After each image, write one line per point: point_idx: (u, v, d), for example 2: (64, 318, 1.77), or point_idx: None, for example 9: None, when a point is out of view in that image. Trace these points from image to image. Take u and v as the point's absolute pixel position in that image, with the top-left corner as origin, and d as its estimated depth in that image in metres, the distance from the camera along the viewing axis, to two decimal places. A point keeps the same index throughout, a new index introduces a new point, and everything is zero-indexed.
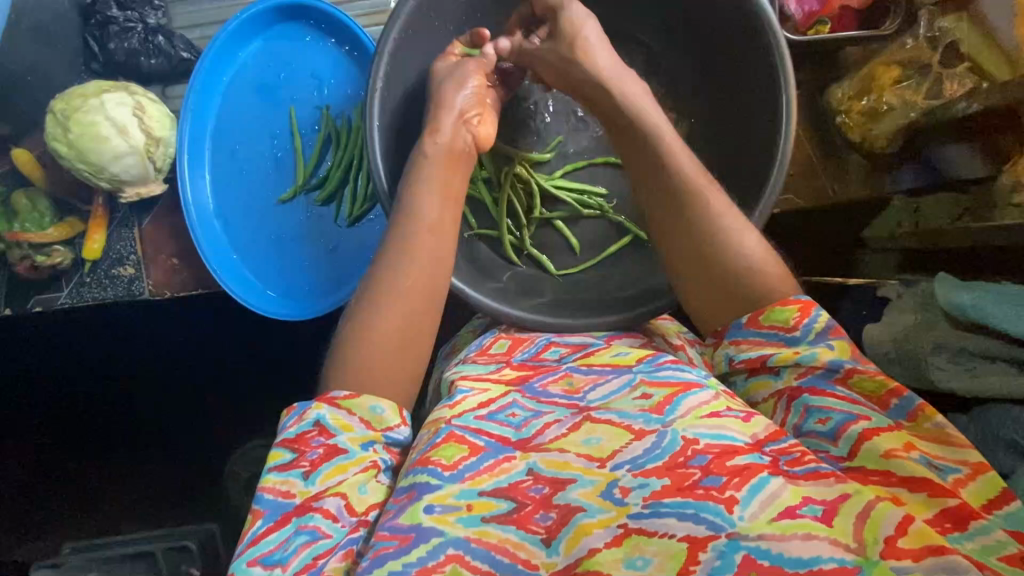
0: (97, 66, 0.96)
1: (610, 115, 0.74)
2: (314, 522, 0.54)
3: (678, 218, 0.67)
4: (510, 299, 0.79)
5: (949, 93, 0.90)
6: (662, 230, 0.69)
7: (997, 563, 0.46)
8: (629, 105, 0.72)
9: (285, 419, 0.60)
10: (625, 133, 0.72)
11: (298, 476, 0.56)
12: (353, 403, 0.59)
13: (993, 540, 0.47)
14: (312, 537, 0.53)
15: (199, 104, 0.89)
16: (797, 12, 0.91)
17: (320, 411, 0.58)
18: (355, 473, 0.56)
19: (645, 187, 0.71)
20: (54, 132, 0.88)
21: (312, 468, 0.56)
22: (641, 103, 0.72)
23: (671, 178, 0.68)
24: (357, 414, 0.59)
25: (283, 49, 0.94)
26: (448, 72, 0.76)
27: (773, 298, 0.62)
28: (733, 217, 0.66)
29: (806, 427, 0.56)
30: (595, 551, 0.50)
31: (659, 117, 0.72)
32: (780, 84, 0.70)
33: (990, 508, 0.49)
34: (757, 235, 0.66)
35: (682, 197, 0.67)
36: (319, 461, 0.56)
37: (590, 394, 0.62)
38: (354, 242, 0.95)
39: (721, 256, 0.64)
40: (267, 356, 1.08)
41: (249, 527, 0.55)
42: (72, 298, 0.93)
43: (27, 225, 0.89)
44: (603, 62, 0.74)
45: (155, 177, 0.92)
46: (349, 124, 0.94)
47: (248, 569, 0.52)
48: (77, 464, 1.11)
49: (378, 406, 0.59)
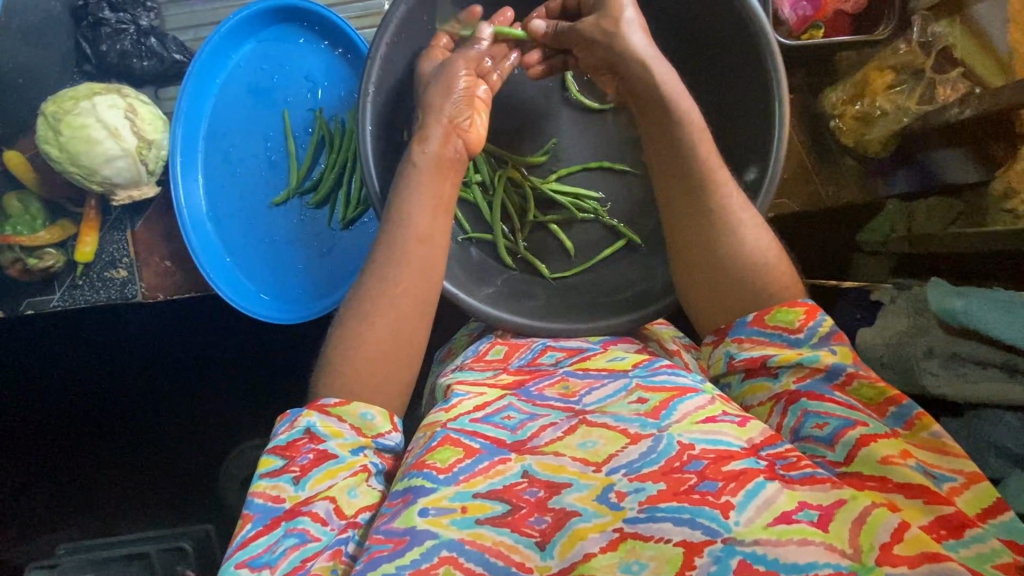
0: (90, 68, 0.96)
1: (642, 95, 0.70)
2: (304, 525, 0.54)
3: (691, 217, 0.67)
4: (504, 304, 0.79)
5: (942, 97, 0.90)
6: (672, 229, 0.69)
7: (992, 571, 0.46)
8: (653, 91, 0.69)
9: (277, 426, 0.60)
10: (649, 127, 0.70)
11: (288, 481, 0.56)
12: (344, 411, 0.59)
13: (986, 548, 0.47)
14: (300, 540, 0.53)
15: (192, 107, 0.89)
16: (791, 16, 0.90)
17: (311, 419, 0.58)
18: (345, 477, 0.56)
19: (662, 188, 0.69)
20: (45, 135, 0.88)
21: (302, 474, 0.56)
22: (670, 82, 0.69)
23: (676, 180, 0.68)
24: (348, 421, 0.59)
25: (277, 51, 0.93)
26: (435, 71, 0.74)
27: (784, 299, 0.63)
28: (739, 213, 0.66)
29: (803, 432, 0.57)
30: (591, 556, 0.50)
31: (687, 102, 0.69)
32: (773, 92, 0.70)
33: (985, 516, 0.49)
34: (767, 232, 0.66)
35: (696, 197, 0.66)
36: (309, 466, 0.56)
37: (585, 398, 0.62)
38: (348, 245, 0.94)
39: (724, 256, 0.65)
40: (262, 358, 1.07)
41: (239, 530, 0.55)
42: (65, 301, 0.94)
43: (19, 228, 0.90)
44: (641, 42, 0.69)
45: (147, 180, 0.93)
46: (344, 126, 0.93)
47: (236, 571, 0.52)
48: (71, 459, 1.10)
49: (368, 413, 0.60)
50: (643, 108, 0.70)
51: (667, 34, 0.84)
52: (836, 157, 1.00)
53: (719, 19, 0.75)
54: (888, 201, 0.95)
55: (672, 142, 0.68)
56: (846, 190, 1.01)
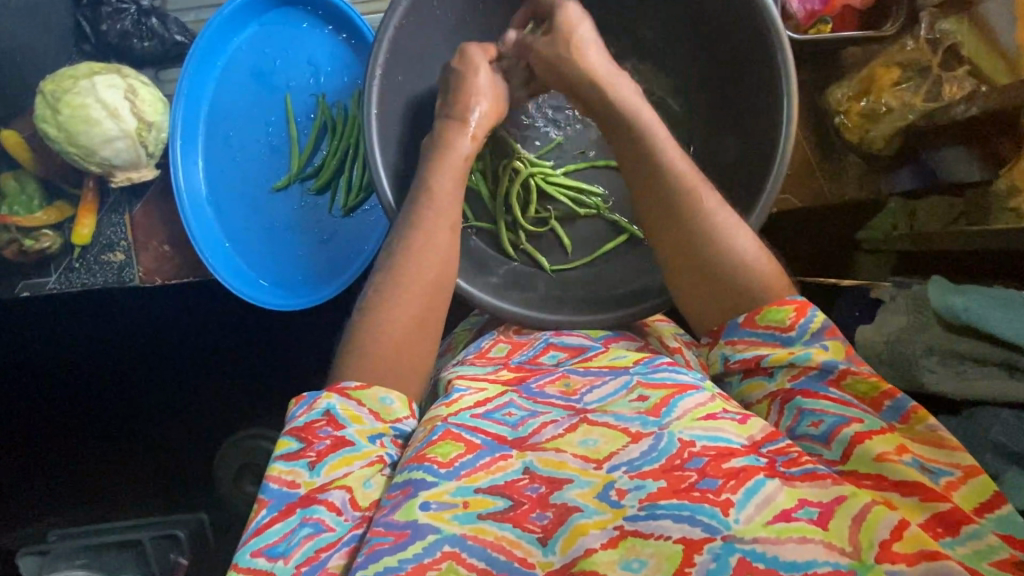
0: (89, 48, 0.94)
1: (603, 112, 0.72)
2: (319, 514, 0.53)
3: (676, 221, 0.66)
4: (506, 295, 0.79)
5: (948, 95, 0.90)
6: (657, 233, 0.68)
7: (989, 569, 0.46)
8: (625, 104, 0.70)
9: (293, 408, 0.60)
10: (622, 132, 0.70)
11: (304, 466, 0.55)
12: (363, 395, 0.59)
13: (984, 545, 0.47)
14: (315, 529, 0.53)
15: (193, 87, 0.88)
16: (800, 10, 0.90)
17: (331, 401, 0.58)
18: (361, 466, 0.56)
19: (648, 194, 0.68)
20: (43, 113, 0.87)
21: (318, 460, 0.56)
22: (633, 101, 0.71)
23: (665, 188, 0.67)
24: (367, 405, 0.59)
25: (279, 35, 0.92)
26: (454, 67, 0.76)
27: (770, 297, 0.62)
28: (726, 216, 0.66)
29: (799, 431, 0.57)
30: (592, 552, 0.50)
31: (649, 115, 0.70)
32: (781, 87, 0.69)
33: (982, 511, 0.49)
34: (750, 231, 0.66)
35: (675, 202, 0.66)
36: (326, 452, 0.56)
37: (586, 396, 0.62)
38: (349, 232, 0.93)
39: (709, 258, 0.64)
40: (260, 346, 1.07)
41: (253, 516, 0.54)
42: (61, 283, 0.96)
43: (16, 208, 0.91)
44: (597, 63, 0.72)
45: (146, 162, 0.91)
46: (346, 112, 0.92)
47: (252, 559, 0.52)
48: (64, 445, 1.09)
49: (388, 397, 0.60)
50: (606, 122, 0.72)
51: (676, 27, 0.84)
52: (838, 154, 1.01)
53: (724, 11, 0.75)
54: (890, 199, 0.96)
55: (644, 151, 0.69)
56: (847, 188, 1.02)
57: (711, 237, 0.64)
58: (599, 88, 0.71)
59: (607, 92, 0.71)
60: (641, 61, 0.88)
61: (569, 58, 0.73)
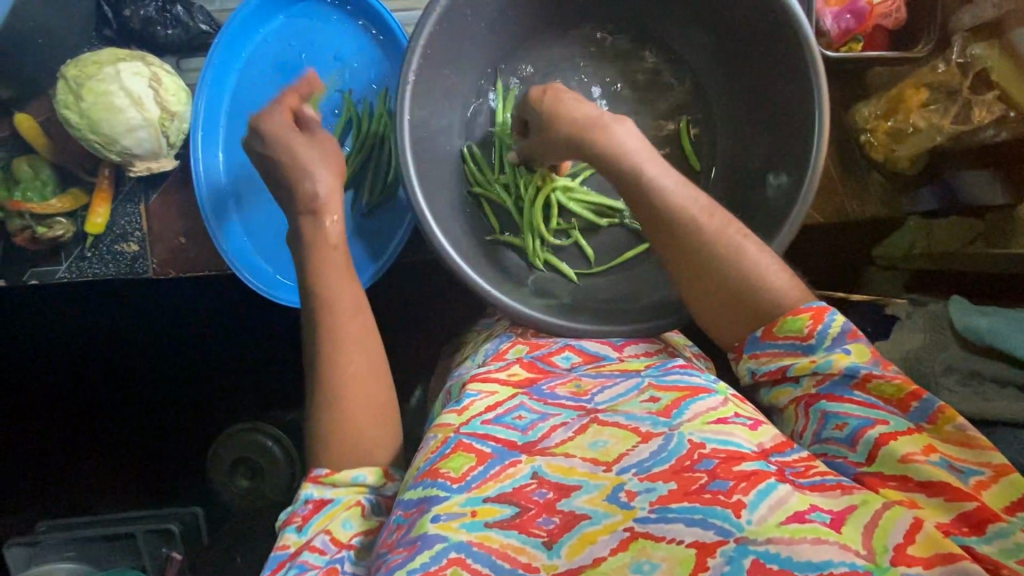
0: (109, 33, 0.92)
1: (614, 172, 0.67)
2: (303, 558, 0.57)
3: (687, 235, 0.64)
4: (527, 300, 0.78)
5: (977, 120, 0.86)
6: (667, 250, 0.66)
7: (1017, 565, 0.48)
8: (624, 148, 0.66)
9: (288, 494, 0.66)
10: (621, 178, 0.66)
11: (292, 530, 0.60)
12: (336, 478, 0.63)
13: (1010, 543, 0.48)
14: (300, 570, 0.57)
15: (216, 78, 0.86)
16: (833, 28, 0.90)
17: (307, 489, 0.63)
18: (340, 512, 0.61)
19: (647, 211, 0.66)
20: (65, 98, 0.85)
21: (304, 521, 0.61)
22: (632, 145, 0.66)
23: (675, 204, 0.65)
24: (341, 483, 0.63)
25: (304, 27, 0.90)
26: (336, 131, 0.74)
27: (787, 303, 0.61)
28: (736, 229, 0.65)
29: (824, 435, 0.59)
30: (601, 560, 0.50)
31: (653, 155, 0.67)
32: (815, 103, 0.70)
33: (1014, 508, 0.50)
34: (756, 240, 0.65)
35: (686, 217, 0.64)
36: (309, 513, 0.61)
37: (598, 396, 0.65)
38: (372, 229, 0.93)
39: (725, 272, 0.63)
40: (272, 342, 1.06)
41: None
42: (71, 272, 0.90)
43: (30, 194, 0.86)
44: (593, 111, 0.69)
45: (167, 152, 0.89)
46: (372, 109, 0.92)
47: None
48: (61, 431, 1.07)
49: (359, 474, 0.63)
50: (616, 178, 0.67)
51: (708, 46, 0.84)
52: (861, 172, 0.97)
53: (760, 32, 0.75)
54: (911, 216, 0.96)
55: (666, 167, 0.68)
56: (869, 206, 0.97)
57: (725, 252, 0.63)
58: (611, 147, 0.66)
59: (610, 136, 0.67)
60: (671, 73, 0.89)
61: (554, 111, 0.70)
